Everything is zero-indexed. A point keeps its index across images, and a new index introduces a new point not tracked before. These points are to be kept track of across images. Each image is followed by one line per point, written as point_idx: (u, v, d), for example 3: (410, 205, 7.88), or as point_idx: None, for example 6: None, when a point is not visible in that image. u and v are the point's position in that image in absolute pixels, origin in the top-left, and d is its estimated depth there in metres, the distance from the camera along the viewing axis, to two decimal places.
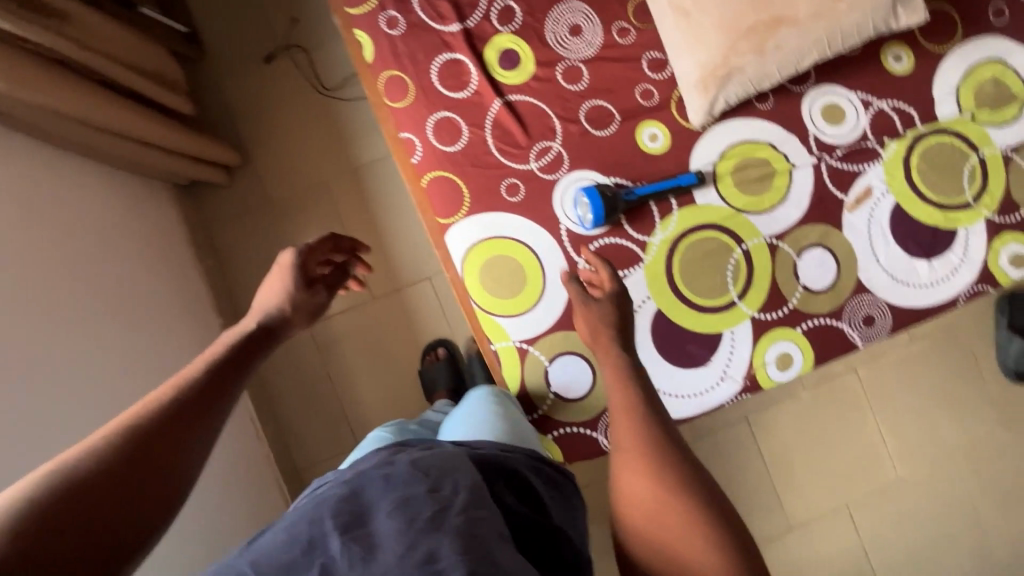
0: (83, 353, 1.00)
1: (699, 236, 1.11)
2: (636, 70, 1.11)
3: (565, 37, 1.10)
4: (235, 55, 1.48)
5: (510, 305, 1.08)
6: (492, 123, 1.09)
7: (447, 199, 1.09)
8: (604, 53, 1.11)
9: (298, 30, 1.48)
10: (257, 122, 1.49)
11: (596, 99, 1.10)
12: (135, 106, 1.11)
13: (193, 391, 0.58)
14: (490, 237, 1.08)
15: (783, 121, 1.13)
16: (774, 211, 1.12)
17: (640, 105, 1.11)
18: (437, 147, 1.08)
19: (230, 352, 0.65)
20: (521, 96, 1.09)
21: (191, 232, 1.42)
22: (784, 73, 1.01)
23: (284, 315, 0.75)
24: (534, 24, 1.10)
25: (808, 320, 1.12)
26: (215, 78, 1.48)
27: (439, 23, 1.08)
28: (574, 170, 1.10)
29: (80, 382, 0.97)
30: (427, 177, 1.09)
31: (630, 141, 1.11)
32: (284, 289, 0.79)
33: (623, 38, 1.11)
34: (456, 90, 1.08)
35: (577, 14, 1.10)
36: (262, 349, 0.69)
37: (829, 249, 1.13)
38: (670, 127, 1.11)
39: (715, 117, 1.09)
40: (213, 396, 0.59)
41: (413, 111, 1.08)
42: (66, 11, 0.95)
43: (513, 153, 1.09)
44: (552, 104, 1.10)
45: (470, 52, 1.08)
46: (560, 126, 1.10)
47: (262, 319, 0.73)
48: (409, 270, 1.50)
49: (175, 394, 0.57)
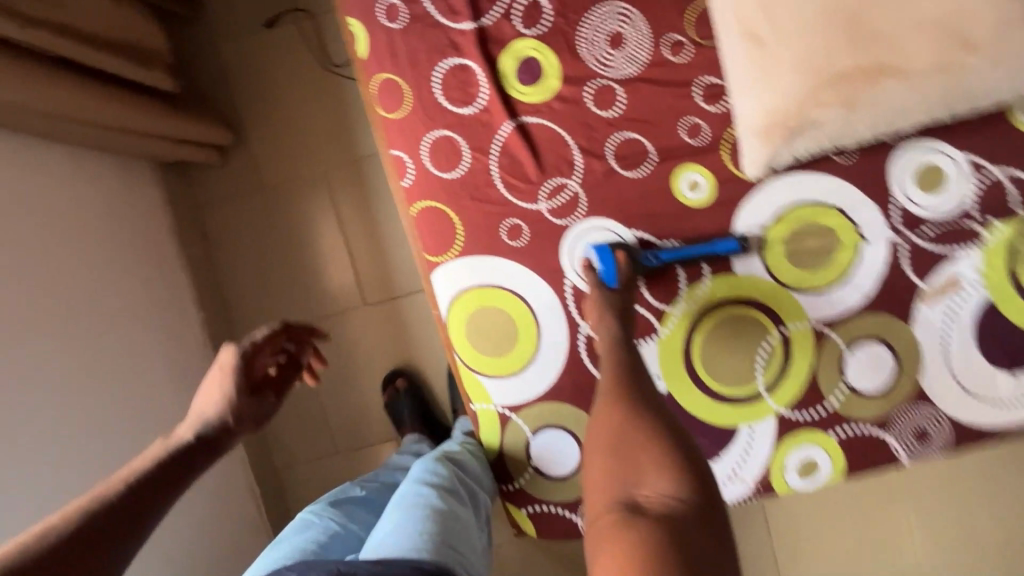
0: (50, 362, 0.93)
1: (731, 311, 0.92)
2: (684, 99, 0.90)
3: (602, 48, 0.89)
4: (235, 17, 1.31)
5: (497, 365, 0.95)
6: (500, 149, 0.91)
7: (437, 235, 0.93)
8: (648, 72, 0.89)
9: None
10: (255, 95, 1.34)
11: (629, 131, 0.90)
12: (98, 86, 0.97)
13: (113, 497, 0.53)
14: (482, 285, 0.93)
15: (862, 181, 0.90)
16: (829, 292, 0.92)
17: (683, 144, 0.90)
18: (432, 171, 0.92)
19: (156, 467, 0.58)
20: (538, 119, 0.90)
21: (175, 215, 1.31)
22: (876, 132, 0.77)
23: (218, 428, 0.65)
24: (565, 28, 0.88)
25: (845, 425, 0.94)
26: (212, 42, 1.32)
27: (449, 19, 0.88)
28: (590, 216, 0.92)
29: (42, 393, 0.91)
30: (417, 205, 0.93)
31: (664, 188, 0.91)
32: (227, 393, 0.69)
33: (673, 55, 0.89)
34: (461, 104, 0.90)
35: (620, 19, 0.89)
36: (191, 466, 0.61)
37: (889, 346, 0.93)
38: (716, 175, 0.90)
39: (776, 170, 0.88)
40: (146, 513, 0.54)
41: (407, 125, 0.91)
42: None
43: (520, 188, 0.91)
44: (575, 131, 0.90)
45: (483, 58, 0.89)
46: (582, 160, 0.91)
47: (200, 428, 0.65)
48: (404, 278, 1.37)
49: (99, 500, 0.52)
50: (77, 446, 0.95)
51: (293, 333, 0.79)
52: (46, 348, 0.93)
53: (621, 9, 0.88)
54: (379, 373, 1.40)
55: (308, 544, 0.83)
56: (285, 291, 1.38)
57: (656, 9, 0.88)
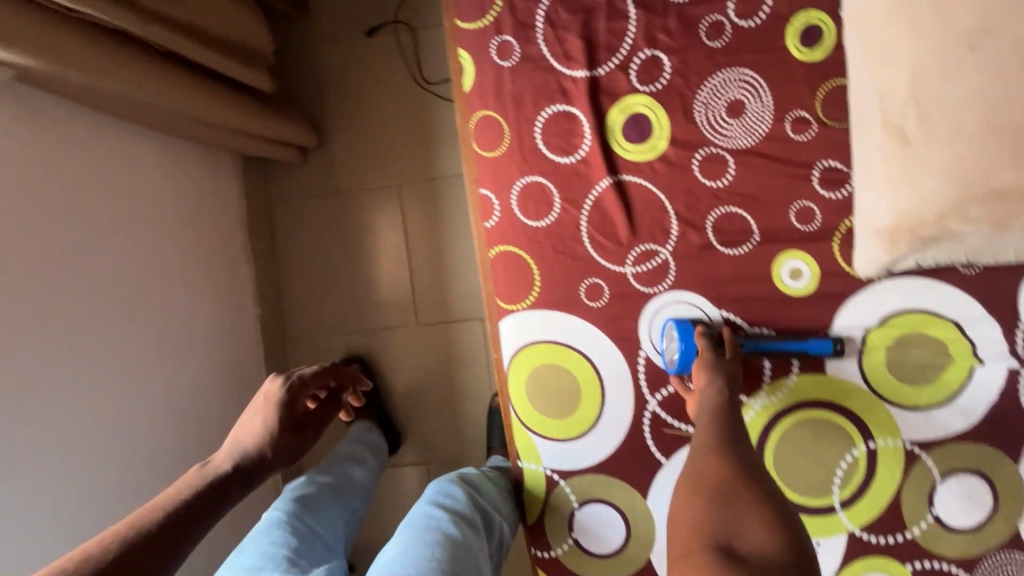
0: (116, 352, 0.94)
1: (814, 414, 0.85)
2: (800, 180, 0.83)
3: (719, 115, 0.83)
4: (337, 23, 1.32)
5: (554, 427, 0.90)
6: (593, 205, 0.86)
7: (513, 282, 0.89)
8: (765, 147, 0.83)
9: (409, 5, 1.30)
10: (343, 102, 1.34)
11: (734, 206, 0.84)
12: (204, 82, 0.98)
13: (169, 518, 0.64)
14: (552, 343, 0.89)
15: (990, 298, 0.81)
16: (930, 412, 0.83)
17: (791, 228, 0.84)
18: (518, 216, 0.88)
19: (209, 489, 0.71)
20: (638, 180, 0.85)
21: (250, 209, 1.32)
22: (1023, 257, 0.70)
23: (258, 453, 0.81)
24: (683, 90, 0.83)
25: (925, 559, 0.84)
26: (312, 45, 1.34)
27: (562, 64, 0.84)
28: (678, 290, 0.86)
29: (104, 381, 0.92)
30: (496, 249, 0.90)
31: (763, 271, 0.85)
32: (272, 423, 0.86)
33: (796, 132, 0.82)
34: (560, 153, 0.86)
35: (744, 86, 0.83)
36: (240, 489, 0.75)
37: (992, 484, 0.83)
38: (824, 266, 0.83)
39: (892, 272, 0.81)
40: (196, 516, 0.66)
41: (501, 167, 0.87)
42: None
43: (607, 248, 0.87)
44: (675, 197, 0.85)
45: (591, 110, 0.84)
46: (678, 229, 0.85)
47: (246, 455, 0.80)
48: (460, 304, 1.34)
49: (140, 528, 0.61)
50: (128, 435, 0.95)
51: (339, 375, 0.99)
52: (115, 337, 0.94)
53: (747, 78, 0.82)
54: (419, 395, 1.38)
55: (281, 549, 0.79)
56: (342, 298, 1.38)
57: (785, 82, 0.82)
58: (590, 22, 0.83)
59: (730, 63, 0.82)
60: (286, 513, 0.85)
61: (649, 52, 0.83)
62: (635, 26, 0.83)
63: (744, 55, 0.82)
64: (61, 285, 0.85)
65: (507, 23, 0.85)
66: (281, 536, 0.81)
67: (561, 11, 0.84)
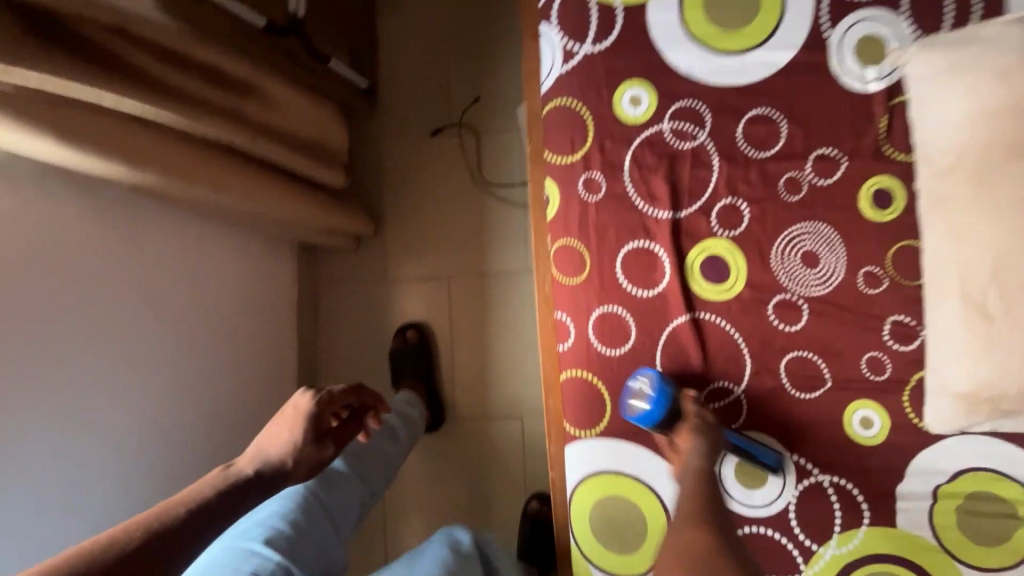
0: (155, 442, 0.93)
1: (885, 569, 0.84)
2: (871, 331, 0.86)
3: (794, 263, 0.87)
4: (405, 121, 1.39)
5: (618, 565, 0.87)
6: (668, 338, 0.88)
7: (582, 407, 0.89)
8: (838, 297, 0.87)
9: (474, 111, 1.36)
10: (401, 192, 1.38)
11: (806, 351, 0.87)
12: (293, 185, 1.02)
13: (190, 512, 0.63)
14: (621, 477, 0.88)
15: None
16: None
17: (863, 377, 0.86)
18: (593, 343, 0.89)
19: (218, 497, 0.68)
20: (714, 318, 0.88)
21: (300, 290, 1.33)
22: None
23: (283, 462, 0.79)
24: (760, 237, 0.87)
25: None
26: (377, 138, 1.40)
27: (647, 204, 0.88)
28: (748, 429, 0.88)
29: (137, 476, 0.90)
30: (568, 372, 0.90)
31: (833, 417, 0.86)
32: (294, 437, 0.80)
33: (869, 286, 0.86)
34: (639, 285, 0.89)
35: (819, 238, 0.87)
36: (257, 495, 0.73)
37: None
38: (894, 418, 0.85)
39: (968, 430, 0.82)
40: (209, 518, 0.65)
41: (580, 293, 0.90)
42: (251, 87, 0.89)
43: (681, 381, 0.88)
44: (750, 338, 0.88)
45: (672, 248, 0.88)
46: (751, 369, 0.87)
47: (266, 464, 0.77)
48: (501, 400, 1.33)
49: (155, 518, 0.61)
50: None
51: (361, 396, 0.91)
52: (149, 432, 0.92)
53: (823, 231, 0.87)
54: (450, 490, 1.34)
55: (282, 525, 0.77)
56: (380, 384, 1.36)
57: (859, 238, 0.86)
58: (676, 168, 0.88)
59: (805, 216, 0.87)
60: (305, 489, 0.84)
61: (730, 200, 0.87)
62: (718, 175, 0.88)
63: (819, 209, 0.87)
64: (104, 382, 0.84)
65: (593, 161, 0.90)
66: (292, 513, 0.80)
67: (649, 155, 0.89)
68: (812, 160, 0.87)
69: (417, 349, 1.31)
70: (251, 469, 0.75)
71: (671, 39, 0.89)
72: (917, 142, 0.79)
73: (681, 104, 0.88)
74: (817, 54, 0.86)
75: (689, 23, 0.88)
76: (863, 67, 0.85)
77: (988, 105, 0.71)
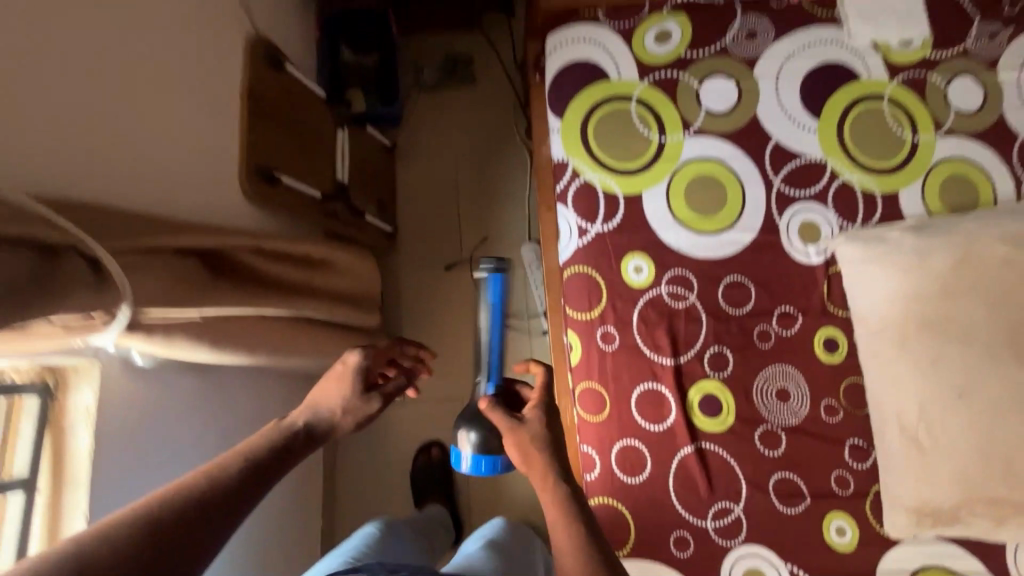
0: None
1: None
2: (837, 453, 1.06)
3: (771, 398, 1.08)
4: (421, 256, 1.57)
5: None
6: (678, 465, 1.05)
7: (611, 529, 1.04)
8: (807, 427, 1.07)
9: (484, 249, 1.57)
10: (418, 319, 1.54)
11: (788, 472, 1.06)
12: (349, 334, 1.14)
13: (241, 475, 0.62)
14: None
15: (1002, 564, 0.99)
16: None
17: (833, 491, 1.05)
18: (616, 472, 1.05)
19: (270, 455, 0.67)
20: (714, 446, 1.06)
21: None
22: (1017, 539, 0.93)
23: (334, 422, 0.76)
24: (744, 377, 1.08)
25: None
26: (396, 270, 1.56)
27: (653, 352, 1.08)
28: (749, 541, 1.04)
29: None
30: (596, 498, 1.06)
31: (815, 529, 1.04)
32: (345, 392, 0.77)
33: (830, 417, 1.07)
34: (651, 421, 1.06)
35: (789, 379, 1.09)
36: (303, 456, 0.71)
37: None
38: (862, 527, 1.03)
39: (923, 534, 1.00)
40: (256, 486, 0.63)
41: (602, 428, 1.07)
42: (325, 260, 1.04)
43: (692, 504, 1.04)
44: (744, 462, 1.06)
45: (676, 388, 1.07)
46: (747, 490, 1.05)
47: (315, 420, 0.75)
48: (515, 513, 1.42)
49: (207, 481, 0.60)
50: None
51: (405, 352, 0.88)
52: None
53: (791, 371, 1.09)
54: None
55: (358, 548, 0.95)
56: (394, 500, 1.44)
57: (818, 376, 1.09)
58: (673, 322, 1.10)
59: (776, 360, 1.09)
60: (376, 529, 1.02)
61: (717, 347, 1.09)
62: (706, 328, 1.10)
63: (786, 355, 1.09)
64: None
65: (608, 315, 1.10)
66: (363, 542, 0.97)
67: (652, 312, 1.10)
68: (777, 316, 1.11)
69: (441, 467, 1.42)
70: (303, 423, 0.74)
71: (664, 222, 1.13)
72: (856, 310, 1.02)
73: (674, 273, 1.11)
74: (772, 234, 1.13)
75: (676, 210, 1.14)
76: (808, 245, 1.13)
77: (902, 288, 0.96)
